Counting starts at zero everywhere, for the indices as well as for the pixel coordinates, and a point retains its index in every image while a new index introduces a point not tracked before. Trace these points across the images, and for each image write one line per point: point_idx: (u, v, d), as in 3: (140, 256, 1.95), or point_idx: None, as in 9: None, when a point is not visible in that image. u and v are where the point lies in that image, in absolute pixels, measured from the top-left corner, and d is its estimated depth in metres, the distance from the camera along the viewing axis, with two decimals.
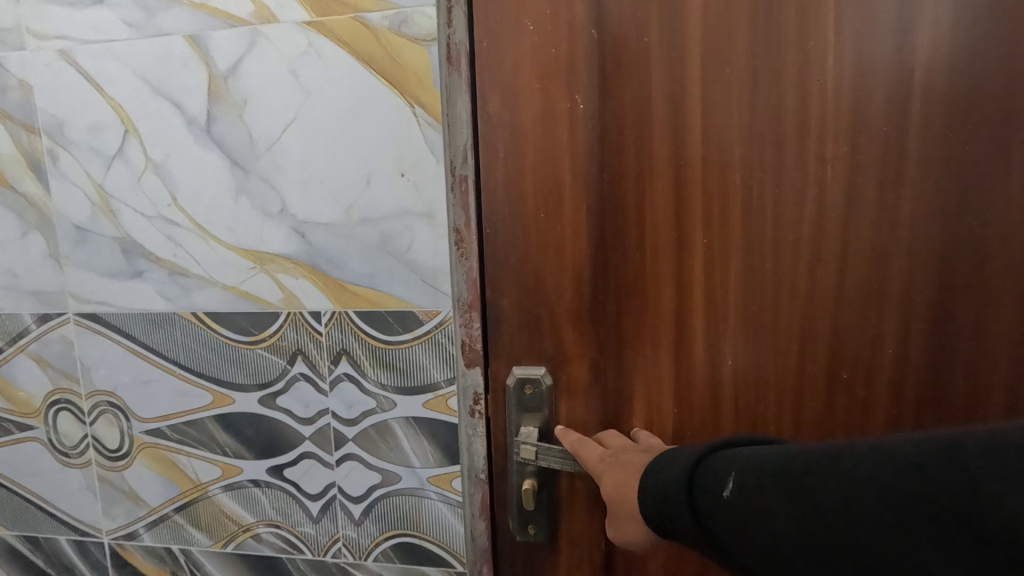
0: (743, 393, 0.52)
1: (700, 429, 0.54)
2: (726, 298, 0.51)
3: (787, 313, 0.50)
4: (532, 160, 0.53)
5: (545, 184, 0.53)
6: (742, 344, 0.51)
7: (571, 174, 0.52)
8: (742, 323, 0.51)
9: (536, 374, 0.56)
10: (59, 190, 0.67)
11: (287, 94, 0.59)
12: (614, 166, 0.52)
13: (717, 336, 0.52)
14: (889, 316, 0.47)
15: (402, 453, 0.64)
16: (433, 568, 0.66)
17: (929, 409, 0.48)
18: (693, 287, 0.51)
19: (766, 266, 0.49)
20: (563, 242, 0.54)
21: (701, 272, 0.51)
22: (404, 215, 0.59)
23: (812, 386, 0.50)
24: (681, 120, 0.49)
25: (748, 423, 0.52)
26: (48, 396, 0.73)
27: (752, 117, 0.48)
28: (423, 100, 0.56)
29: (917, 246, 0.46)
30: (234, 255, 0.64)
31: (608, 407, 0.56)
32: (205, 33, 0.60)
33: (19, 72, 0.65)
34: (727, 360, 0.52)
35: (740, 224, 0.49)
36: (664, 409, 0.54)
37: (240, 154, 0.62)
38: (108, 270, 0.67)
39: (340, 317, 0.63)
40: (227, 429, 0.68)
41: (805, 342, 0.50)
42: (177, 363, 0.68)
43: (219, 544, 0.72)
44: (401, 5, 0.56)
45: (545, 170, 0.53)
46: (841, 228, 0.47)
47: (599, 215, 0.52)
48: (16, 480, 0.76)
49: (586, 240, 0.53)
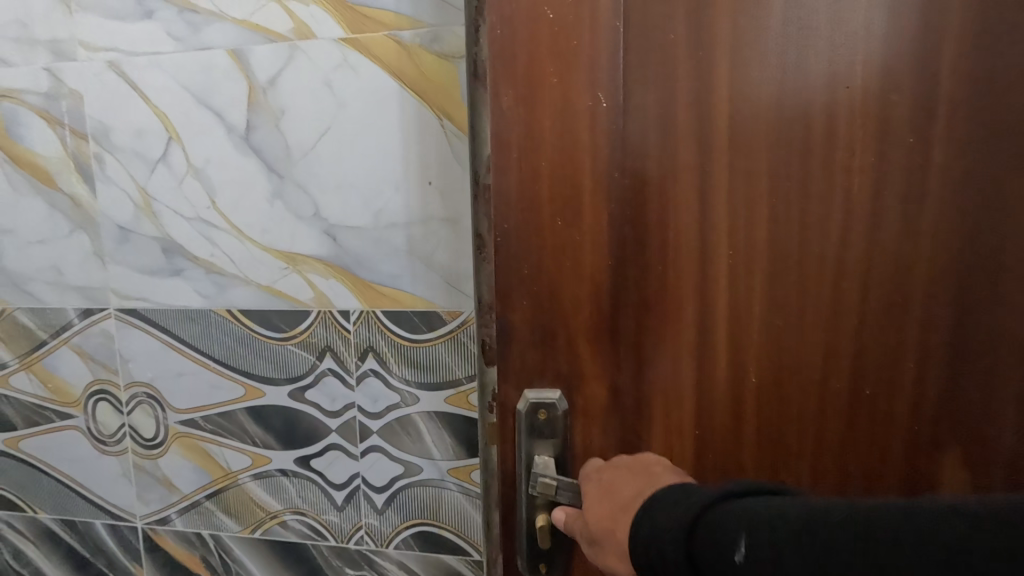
0: (765, 416, 0.42)
1: (717, 464, 0.43)
2: (749, 309, 0.41)
3: (810, 324, 0.40)
4: (549, 159, 0.41)
5: (564, 189, 0.41)
6: (766, 355, 0.41)
7: (591, 177, 0.41)
8: (766, 327, 0.41)
9: (551, 399, 0.44)
10: (104, 192, 0.71)
11: (322, 105, 0.63)
12: (640, 175, 0.41)
13: (739, 352, 0.42)
14: (915, 331, 0.39)
15: (423, 446, 0.68)
16: (450, 556, 0.70)
17: (959, 439, 0.39)
18: (710, 300, 0.41)
19: (791, 268, 0.40)
20: (581, 254, 0.42)
21: (724, 284, 0.41)
22: (431, 220, 0.63)
23: (836, 409, 0.41)
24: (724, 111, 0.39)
25: (771, 456, 0.42)
26: (89, 387, 0.77)
27: (781, 114, 0.38)
28: (450, 112, 0.61)
29: (942, 254, 0.37)
30: (269, 255, 0.68)
31: (628, 440, 0.44)
32: (247, 47, 0.64)
33: (69, 81, 0.69)
34: (750, 378, 0.42)
35: (766, 225, 0.39)
36: (686, 436, 0.43)
37: (276, 160, 0.65)
38: (148, 268, 0.71)
39: (367, 316, 0.67)
40: (257, 420, 0.72)
41: (831, 360, 0.40)
42: (212, 357, 0.72)
43: (247, 529, 0.75)
44: (431, 23, 0.60)
45: (563, 174, 0.41)
46: (867, 232, 0.38)
47: (620, 225, 0.41)
48: (55, 465, 0.80)
49: (607, 250, 0.42)
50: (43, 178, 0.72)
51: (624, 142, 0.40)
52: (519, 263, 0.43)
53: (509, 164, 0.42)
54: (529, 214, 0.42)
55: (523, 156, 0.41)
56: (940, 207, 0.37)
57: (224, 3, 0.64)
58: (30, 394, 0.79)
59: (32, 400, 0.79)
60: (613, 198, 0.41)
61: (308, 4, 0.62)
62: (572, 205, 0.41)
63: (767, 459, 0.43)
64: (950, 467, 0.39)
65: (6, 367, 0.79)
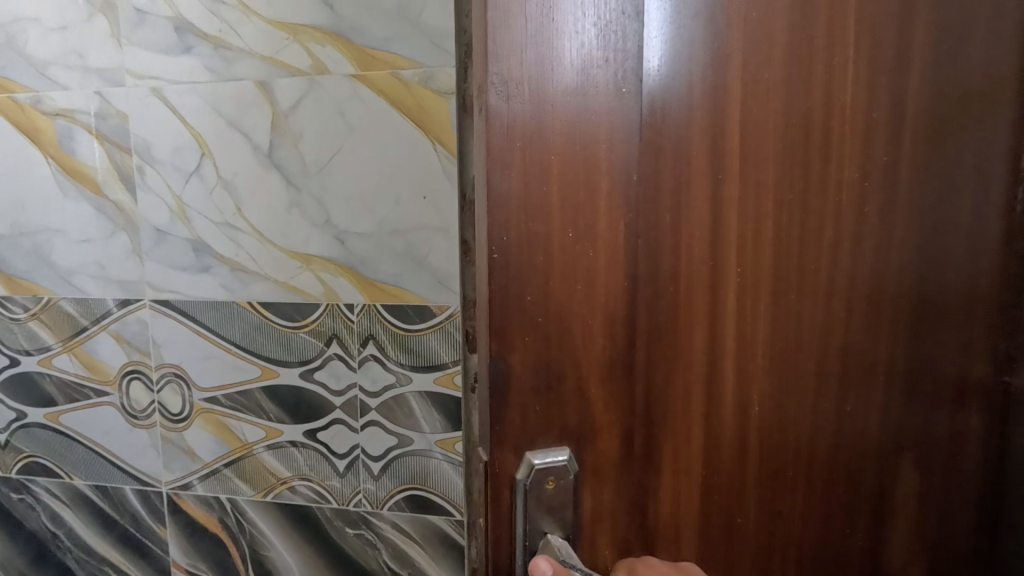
0: (766, 446, 0.38)
1: (722, 507, 0.39)
2: (755, 335, 0.37)
3: (804, 351, 0.38)
4: (559, 153, 0.31)
5: (576, 196, 0.31)
6: (771, 384, 0.38)
7: (605, 180, 0.32)
8: (774, 350, 0.37)
9: (561, 461, 0.34)
10: (144, 199, 0.82)
11: (335, 129, 0.75)
12: (655, 187, 0.33)
13: (745, 379, 0.37)
14: (885, 346, 0.39)
15: (415, 420, 0.79)
16: (436, 515, 0.81)
17: (916, 446, 0.40)
18: (721, 333, 0.36)
19: (791, 290, 0.37)
20: (595, 274, 0.33)
21: (734, 305, 0.36)
22: (425, 228, 0.75)
23: (823, 432, 0.39)
24: (749, 125, 0.34)
25: (768, 489, 0.39)
26: (123, 367, 0.88)
27: (788, 133, 0.35)
28: (443, 139, 0.73)
29: (906, 274, 0.38)
30: (285, 256, 0.79)
31: (644, 498, 0.37)
32: (272, 80, 0.76)
33: (116, 104, 0.81)
34: (754, 408, 0.38)
35: (770, 244, 0.36)
36: (693, 492, 0.38)
37: (294, 174, 0.77)
38: (180, 265, 0.83)
39: (369, 309, 0.78)
40: (272, 398, 0.83)
41: (821, 382, 0.38)
42: (233, 342, 0.83)
43: (260, 494, 0.87)
44: (427, 64, 0.72)
45: (573, 172, 0.31)
46: (850, 254, 0.37)
47: (635, 241, 0.33)
48: (91, 437, 0.91)
49: (623, 271, 0.33)
50: (90, 185, 0.83)
51: (639, 144, 0.32)
52: (520, 293, 0.32)
53: (511, 159, 0.30)
54: (534, 225, 0.31)
55: (524, 148, 0.30)
56: (915, 224, 0.38)
57: (254, 43, 0.75)
58: (72, 373, 0.90)
59: (72, 378, 0.90)
60: (630, 203, 0.32)
61: (325, 46, 0.74)
62: (585, 211, 0.32)
63: (765, 491, 0.39)
64: (910, 475, 0.41)
65: (49, 350, 0.90)
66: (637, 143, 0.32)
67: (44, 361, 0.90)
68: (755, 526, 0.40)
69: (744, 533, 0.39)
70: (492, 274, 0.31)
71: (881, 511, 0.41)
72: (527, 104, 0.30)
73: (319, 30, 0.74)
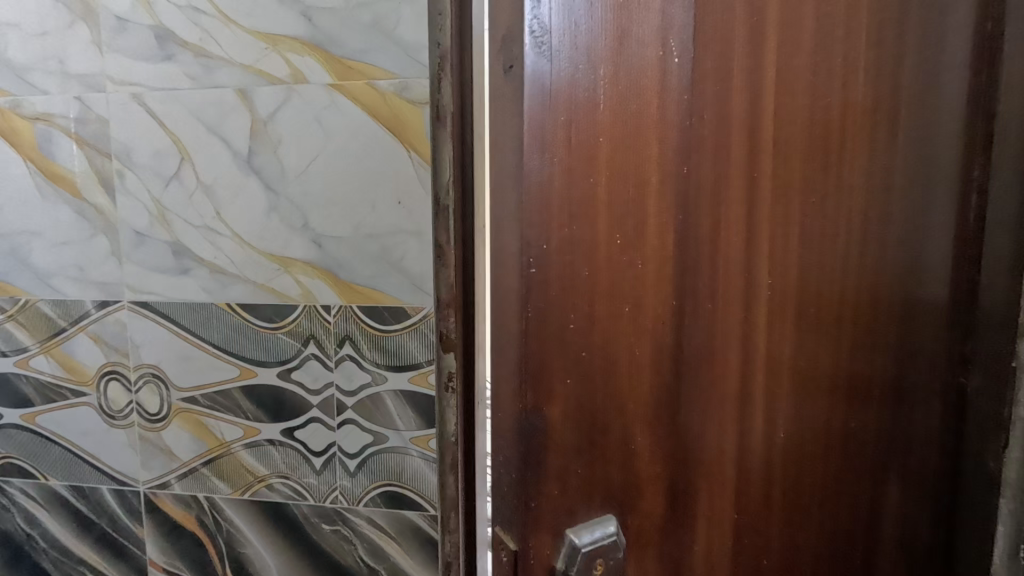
0: (789, 465, 0.41)
1: (752, 527, 0.42)
2: (780, 351, 0.39)
3: (822, 375, 0.40)
4: (607, 135, 0.32)
5: (625, 193, 0.33)
6: (796, 403, 0.40)
7: (658, 173, 0.34)
8: (795, 371, 0.40)
9: (610, 538, 0.37)
10: (124, 202, 0.84)
11: (312, 137, 0.78)
12: (695, 177, 0.35)
13: (771, 398, 0.40)
14: (874, 358, 0.40)
15: (390, 418, 0.82)
16: (410, 511, 0.84)
17: (900, 462, 0.41)
18: (753, 352, 0.39)
19: (811, 305, 0.39)
20: (644, 285, 0.35)
21: (763, 324, 0.38)
22: (400, 232, 0.78)
23: (832, 448, 0.41)
24: (756, 122, 0.36)
25: (791, 508, 0.42)
26: (101, 368, 0.89)
27: (812, 131, 0.37)
28: (416, 146, 0.76)
29: (894, 285, 0.39)
30: (264, 259, 0.81)
31: (677, 508, 0.39)
32: (251, 88, 0.78)
33: (96, 109, 0.82)
34: (778, 429, 0.40)
35: (796, 260, 0.38)
36: (725, 516, 0.40)
37: (272, 179, 0.79)
38: (160, 267, 0.84)
39: (345, 310, 0.81)
40: (250, 397, 0.85)
41: (833, 400, 0.40)
42: (212, 342, 0.85)
43: (237, 492, 0.88)
44: (402, 75, 0.75)
45: (623, 158, 0.33)
46: (854, 271, 0.39)
47: (682, 239, 0.35)
48: (68, 438, 0.92)
49: (670, 285, 0.36)
50: (69, 189, 0.85)
51: (687, 130, 0.34)
52: (565, 317, 0.34)
53: (555, 141, 0.32)
54: (579, 225, 0.33)
55: (567, 125, 0.32)
56: (900, 230, 0.38)
57: (233, 51, 0.78)
58: (48, 373, 0.91)
59: (49, 379, 0.91)
60: (678, 199, 0.35)
61: (303, 55, 0.76)
62: (633, 214, 0.34)
63: (788, 512, 0.42)
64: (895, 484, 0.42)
65: (27, 351, 0.91)
66: (687, 126, 0.34)
67: (21, 362, 0.91)
68: (779, 543, 0.42)
69: (768, 550, 0.42)
70: (532, 291, 0.33)
71: (874, 519, 0.42)
72: (575, 66, 0.31)
73: (296, 40, 0.76)
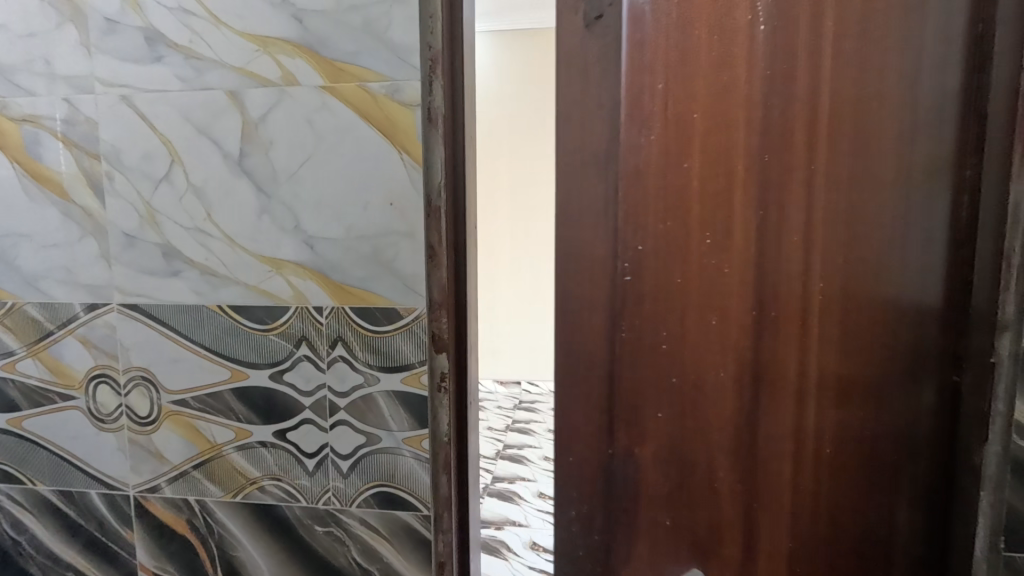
0: (841, 433, 0.54)
1: (765, 493, 0.57)
2: (812, 341, 0.54)
3: (852, 376, 0.53)
4: (693, 161, 0.53)
5: (719, 209, 0.53)
6: (831, 384, 0.54)
7: (741, 186, 0.53)
8: (840, 358, 0.53)
9: None
10: (112, 204, 0.83)
11: (304, 139, 0.78)
12: (777, 199, 0.53)
13: (825, 377, 0.54)
14: (871, 341, 0.53)
15: (382, 419, 0.82)
16: (403, 511, 0.84)
17: (884, 427, 0.54)
18: (806, 356, 0.54)
19: (835, 302, 0.53)
20: (728, 288, 0.54)
21: (815, 322, 0.53)
22: (392, 233, 0.78)
23: (854, 421, 0.54)
24: (794, 138, 0.51)
25: (820, 466, 0.56)
26: (90, 371, 0.88)
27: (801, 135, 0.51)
28: (409, 148, 0.76)
29: (885, 283, 0.52)
30: (256, 260, 0.81)
31: (745, 450, 0.56)
32: (242, 89, 0.78)
33: (85, 111, 0.82)
34: (833, 403, 0.54)
35: (845, 265, 0.52)
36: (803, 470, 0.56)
37: (264, 181, 0.79)
38: (150, 269, 0.84)
39: (337, 311, 0.81)
40: (241, 399, 0.85)
41: (879, 378, 0.53)
42: (202, 344, 0.85)
43: (229, 494, 0.88)
44: (393, 77, 0.75)
45: (713, 190, 0.53)
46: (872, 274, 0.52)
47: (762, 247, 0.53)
48: (55, 442, 0.91)
49: (753, 293, 0.54)
50: (57, 191, 0.84)
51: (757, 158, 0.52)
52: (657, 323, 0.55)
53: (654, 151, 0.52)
54: (669, 230, 0.54)
55: (663, 136, 0.52)
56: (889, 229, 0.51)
57: (225, 54, 0.78)
58: (35, 377, 0.90)
59: (36, 383, 0.90)
60: (757, 209, 0.53)
61: (294, 58, 0.77)
62: (722, 221, 0.53)
63: (828, 472, 0.55)
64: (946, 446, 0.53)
65: (13, 355, 0.90)
66: (761, 154, 0.52)
67: (8, 365, 0.90)
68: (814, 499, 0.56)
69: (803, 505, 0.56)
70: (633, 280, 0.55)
71: (877, 473, 0.54)
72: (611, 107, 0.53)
73: (288, 42, 0.76)
